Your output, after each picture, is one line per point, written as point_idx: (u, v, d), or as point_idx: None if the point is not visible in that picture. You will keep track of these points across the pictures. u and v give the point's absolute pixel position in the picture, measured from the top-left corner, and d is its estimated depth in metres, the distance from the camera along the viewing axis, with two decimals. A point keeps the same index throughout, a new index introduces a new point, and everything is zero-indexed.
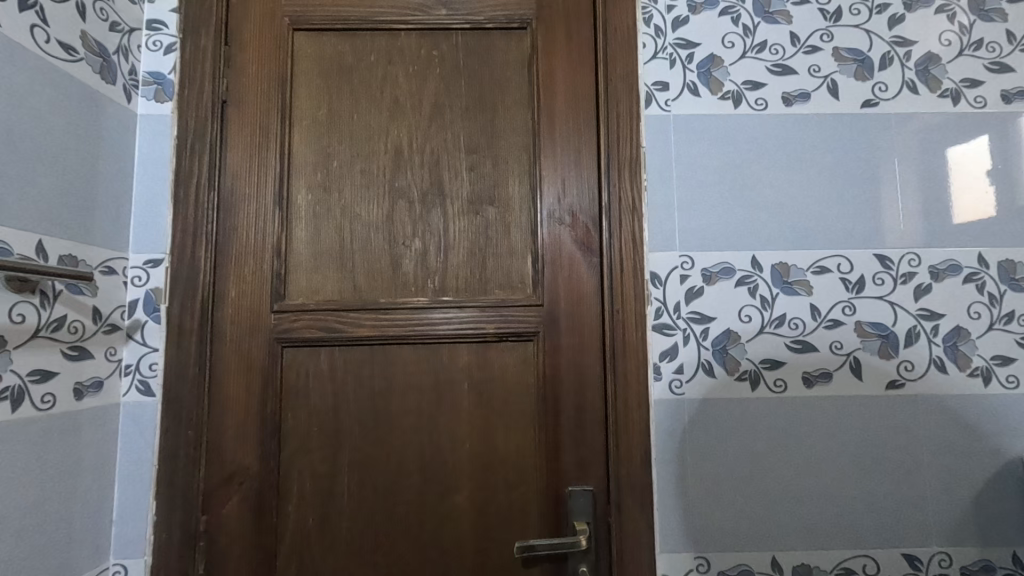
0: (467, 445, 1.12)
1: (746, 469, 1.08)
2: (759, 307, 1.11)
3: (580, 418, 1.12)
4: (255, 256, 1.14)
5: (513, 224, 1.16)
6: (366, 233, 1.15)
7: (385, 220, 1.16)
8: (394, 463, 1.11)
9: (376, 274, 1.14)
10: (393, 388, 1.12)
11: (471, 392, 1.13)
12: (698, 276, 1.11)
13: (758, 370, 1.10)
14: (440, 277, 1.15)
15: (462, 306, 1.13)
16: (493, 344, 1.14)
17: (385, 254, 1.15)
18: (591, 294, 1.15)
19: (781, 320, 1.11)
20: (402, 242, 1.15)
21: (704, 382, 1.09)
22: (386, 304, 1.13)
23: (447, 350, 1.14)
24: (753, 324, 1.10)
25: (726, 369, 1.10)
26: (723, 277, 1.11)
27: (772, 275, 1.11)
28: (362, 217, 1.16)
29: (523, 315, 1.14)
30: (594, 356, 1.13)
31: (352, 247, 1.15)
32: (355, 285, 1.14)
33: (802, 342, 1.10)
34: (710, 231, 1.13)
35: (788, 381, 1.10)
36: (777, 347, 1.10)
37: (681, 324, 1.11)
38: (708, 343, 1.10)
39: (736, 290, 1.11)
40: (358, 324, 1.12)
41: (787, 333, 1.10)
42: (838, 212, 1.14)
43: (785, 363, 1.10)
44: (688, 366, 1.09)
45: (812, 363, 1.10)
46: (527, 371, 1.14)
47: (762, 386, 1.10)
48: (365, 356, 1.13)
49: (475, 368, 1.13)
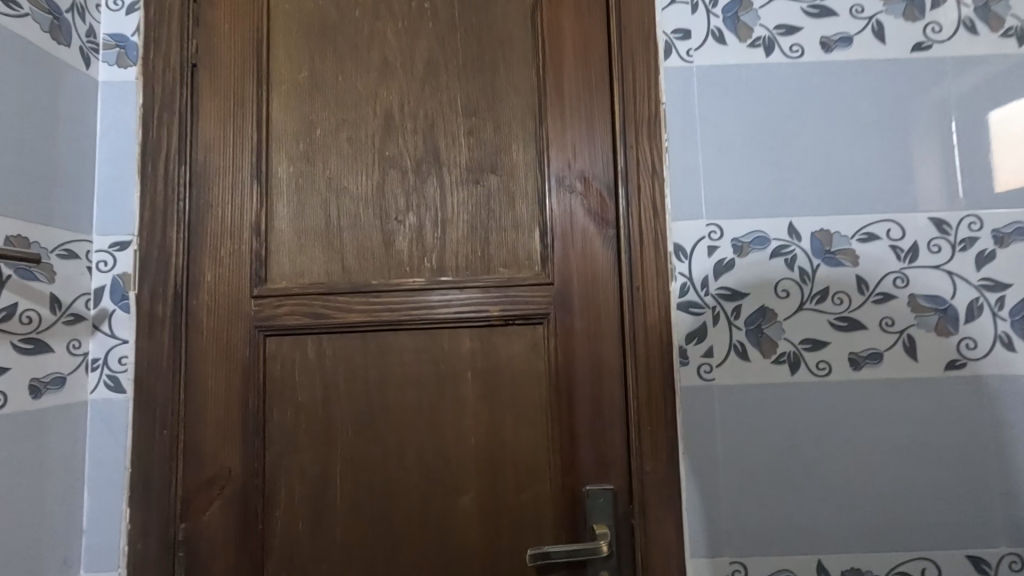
0: (472, 442, 1.00)
1: (787, 464, 0.96)
2: (798, 281, 0.98)
3: (597, 409, 1.00)
4: (231, 236, 1.02)
5: (517, 193, 1.04)
6: (355, 208, 1.03)
7: (375, 193, 1.04)
8: (392, 464, 1.00)
9: (367, 253, 1.03)
10: (388, 380, 1.01)
11: (475, 382, 1.01)
12: (728, 247, 0.99)
13: (799, 351, 0.97)
14: (438, 255, 1.03)
15: (463, 286, 1.02)
16: (499, 328, 1.02)
17: (376, 230, 1.03)
18: (607, 270, 1.03)
19: (823, 294, 0.98)
20: (394, 217, 1.03)
21: (737, 367, 0.97)
22: (378, 286, 1.01)
23: (447, 336, 1.02)
24: (792, 300, 0.98)
25: (762, 351, 0.97)
26: (756, 248, 0.99)
27: (813, 244, 0.98)
28: (350, 190, 1.04)
29: (531, 295, 1.02)
30: (611, 339, 1.01)
31: (339, 224, 1.03)
32: (343, 265, 1.02)
33: (848, 319, 0.97)
34: (741, 196, 1.00)
35: (833, 364, 0.97)
36: (818, 326, 0.97)
37: (710, 302, 0.98)
38: (740, 322, 0.98)
39: (772, 262, 0.98)
40: (348, 309, 1.01)
41: (830, 309, 0.98)
42: (886, 170, 1.00)
43: (829, 343, 0.97)
44: (718, 348, 0.97)
45: (859, 343, 0.97)
46: (538, 358, 1.01)
47: (804, 369, 0.97)
48: (356, 344, 1.01)
49: (479, 356, 1.01)
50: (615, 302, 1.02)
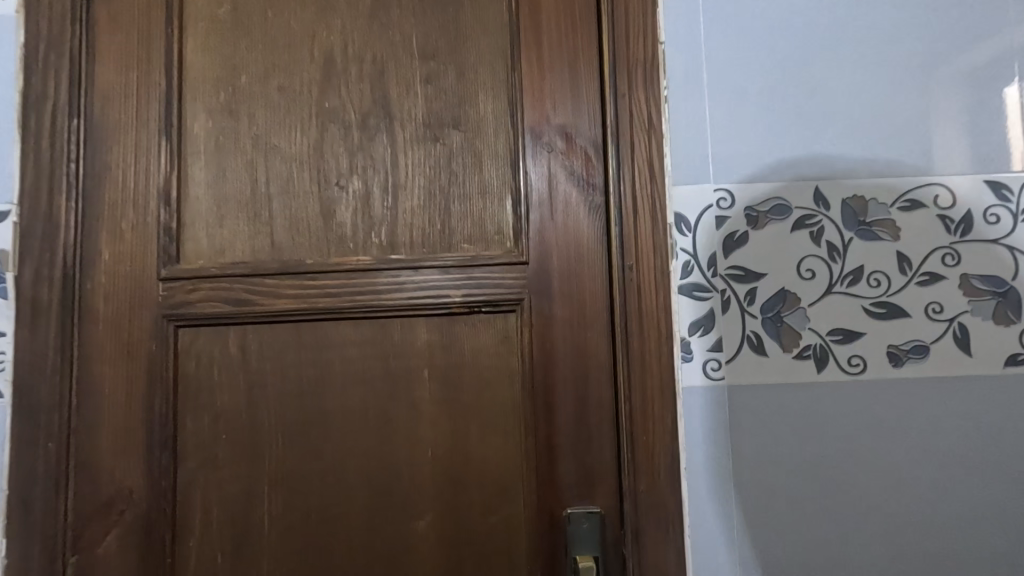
0: (429, 455, 0.82)
1: (813, 481, 0.78)
2: (825, 258, 0.80)
3: (581, 415, 0.82)
4: (136, 205, 0.84)
5: (485, 153, 0.86)
6: (288, 172, 0.85)
7: (313, 154, 0.86)
8: (331, 482, 0.82)
9: (303, 226, 0.85)
10: (327, 380, 0.83)
11: (433, 383, 0.83)
12: (740, 218, 0.81)
13: (826, 344, 0.80)
14: (389, 228, 0.85)
15: (418, 266, 0.83)
16: (463, 317, 0.84)
17: (314, 198, 0.85)
18: (594, 246, 0.85)
19: (856, 275, 0.80)
20: (336, 183, 0.85)
21: (752, 363, 0.79)
22: (315, 266, 0.83)
23: (399, 327, 0.84)
24: (818, 281, 0.80)
25: (781, 344, 0.80)
26: (775, 218, 0.81)
27: (844, 213, 0.81)
28: (282, 149, 0.85)
29: (501, 277, 0.84)
30: (598, 330, 0.83)
31: (269, 190, 0.85)
32: (273, 241, 0.84)
33: (886, 305, 0.80)
34: (756, 155, 0.82)
35: (868, 359, 0.79)
36: (851, 313, 0.80)
37: (719, 284, 0.80)
38: (755, 309, 0.80)
39: (795, 236, 0.81)
40: (278, 295, 0.83)
41: (865, 293, 0.80)
42: (933, 124, 0.82)
43: (864, 333, 0.80)
44: (728, 341, 0.80)
45: (900, 334, 0.80)
46: (509, 353, 0.83)
47: (832, 365, 0.79)
48: (289, 337, 0.83)
49: (438, 351, 0.83)
50: (603, 285, 0.84)
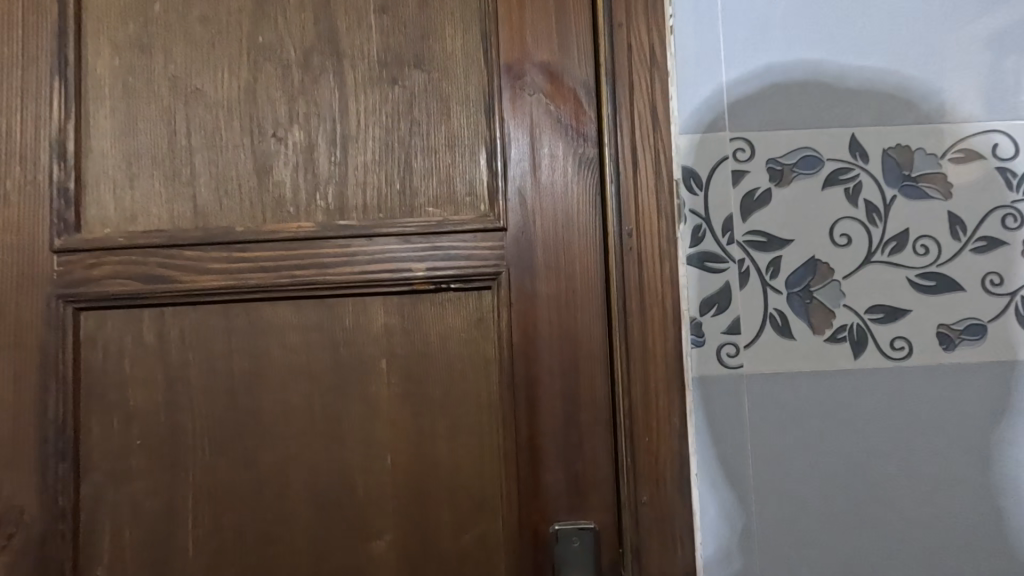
0: (388, 462, 0.68)
1: (849, 489, 0.65)
2: (863, 221, 0.67)
3: (571, 412, 0.68)
4: (28, 161, 0.68)
5: (454, 98, 0.71)
6: (214, 120, 0.70)
7: (245, 99, 0.70)
8: (270, 496, 0.68)
9: (233, 186, 0.70)
10: (261, 373, 0.68)
11: (392, 375, 0.69)
12: (762, 173, 0.67)
13: (864, 324, 0.66)
14: (337, 189, 0.70)
15: (373, 234, 0.69)
16: (428, 295, 0.69)
17: (246, 153, 0.70)
18: (585, 209, 0.70)
19: (900, 241, 0.67)
20: (272, 134, 0.70)
21: (776, 347, 0.66)
22: (247, 234, 0.68)
23: (351, 308, 0.69)
24: (855, 249, 0.67)
25: (811, 324, 0.66)
26: (803, 173, 0.67)
27: (885, 166, 0.67)
28: (205, 93, 0.70)
29: (474, 246, 0.69)
30: (591, 310, 0.69)
31: (191, 143, 0.70)
32: (196, 205, 0.69)
33: (935, 276, 0.67)
34: (781, 96, 0.68)
35: (915, 341, 0.66)
36: (894, 287, 0.66)
37: (736, 252, 0.67)
38: (780, 282, 0.66)
39: (826, 194, 0.67)
40: (201, 270, 0.68)
41: (911, 263, 0.67)
42: (992, 59, 0.68)
43: (909, 311, 0.66)
44: (747, 322, 0.66)
45: (952, 311, 0.66)
46: (484, 338, 0.69)
47: (872, 349, 0.66)
48: (215, 322, 0.69)
49: (398, 337, 0.69)
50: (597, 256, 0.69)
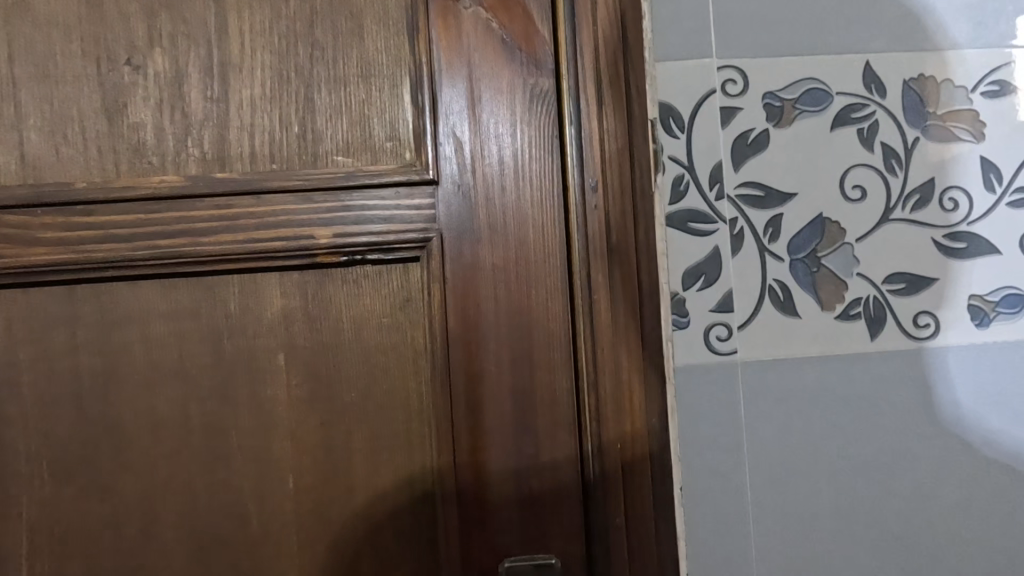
0: (291, 486, 0.53)
1: (854, 488, 0.56)
2: (880, 171, 0.56)
3: (525, 414, 0.54)
4: None
5: (366, 13, 0.55)
6: (45, 41, 0.53)
7: (86, 13, 0.53)
8: (134, 536, 0.52)
9: (72, 129, 0.52)
10: (116, 375, 0.52)
11: (294, 374, 0.53)
12: (759, 112, 0.55)
13: (881, 295, 0.56)
14: (215, 132, 0.53)
15: (264, 190, 0.53)
16: (339, 270, 0.54)
17: (88, 84, 0.53)
18: (540, 155, 0.55)
19: (923, 195, 0.56)
20: (124, 60, 0.53)
21: (779, 323, 0.55)
22: (91, 192, 0.52)
23: (237, 289, 0.53)
24: (867, 205, 0.56)
25: (818, 299, 0.56)
26: (807, 112, 0.56)
27: (913, 109, 0.56)
28: (29, 5, 0.52)
29: (396, 206, 0.54)
30: (548, 284, 0.54)
31: (14, 72, 0.52)
32: (22, 154, 0.52)
33: (965, 235, 0.57)
34: (781, 21, 0.56)
35: (942, 312, 0.56)
36: (915, 248, 0.56)
37: (728, 210, 0.55)
38: (780, 247, 0.55)
39: (834, 138, 0.56)
40: (31, 241, 0.51)
41: (935, 222, 0.56)
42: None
43: (934, 278, 0.56)
44: (741, 294, 0.55)
45: (981, 276, 0.57)
46: (411, 324, 0.54)
47: (892, 323, 0.56)
48: (53, 309, 0.52)
49: (300, 324, 0.53)
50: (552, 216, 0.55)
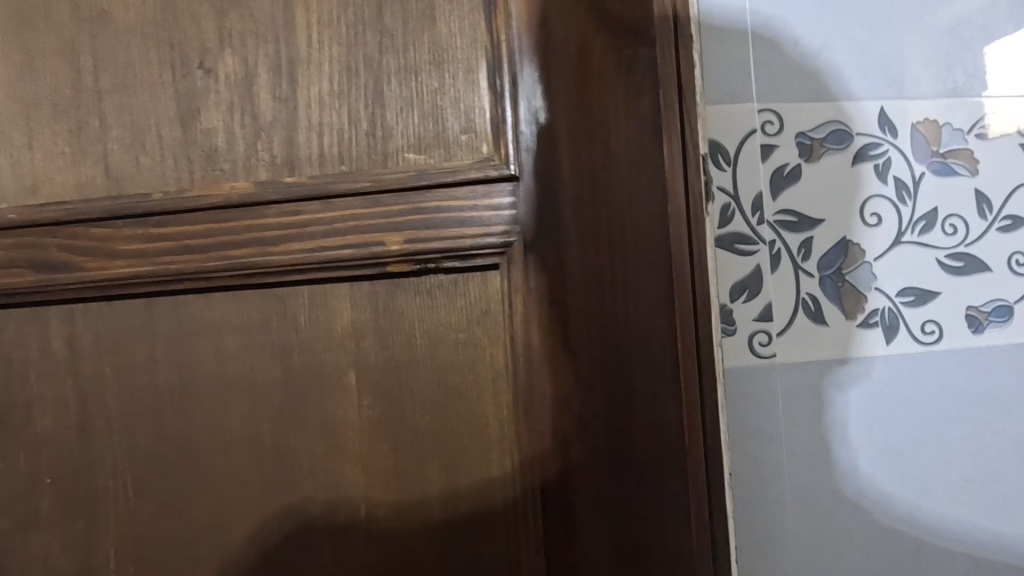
0: (360, 516, 0.48)
1: (889, 493, 0.55)
2: (894, 200, 0.56)
3: (622, 449, 0.45)
4: None
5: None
6: (126, 52, 0.52)
7: (163, 21, 0.52)
8: (209, 557, 0.50)
9: (150, 139, 0.52)
10: (192, 390, 0.50)
11: (363, 394, 0.48)
12: (791, 148, 0.56)
13: (893, 305, 0.55)
14: (283, 135, 0.50)
15: (331, 194, 0.48)
16: (411, 279, 0.48)
17: (164, 93, 0.52)
18: (640, 139, 0.46)
19: (929, 219, 0.56)
20: (197, 64, 0.51)
21: (806, 340, 0.55)
22: (168, 202, 0.50)
23: (305, 302, 0.49)
24: (886, 230, 0.56)
25: (841, 307, 0.55)
26: (836, 148, 0.56)
27: (913, 143, 0.56)
28: (112, 17, 0.52)
29: (473, 206, 0.47)
30: (650, 295, 0.45)
31: (98, 85, 0.52)
32: (107, 167, 0.52)
33: (963, 256, 0.56)
34: (797, 68, 0.56)
35: (945, 329, 0.55)
36: (927, 265, 0.56)
37: (768, 233, 0.55)
38: (811, 265, 0.55)
39: (856, 171, 0.56)
40: (113, 254, 0.51)
41: (940, 242, 0.56)
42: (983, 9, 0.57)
43: (938, 291, 0.56)
44: (779, 306, 0.55)
45: (986, 292, 0.56)
46: (489, 341, 0.47)
47: (904, 336, 0.55)
48: (135, 322, 0.51)
49: (369, 340, 0.48)
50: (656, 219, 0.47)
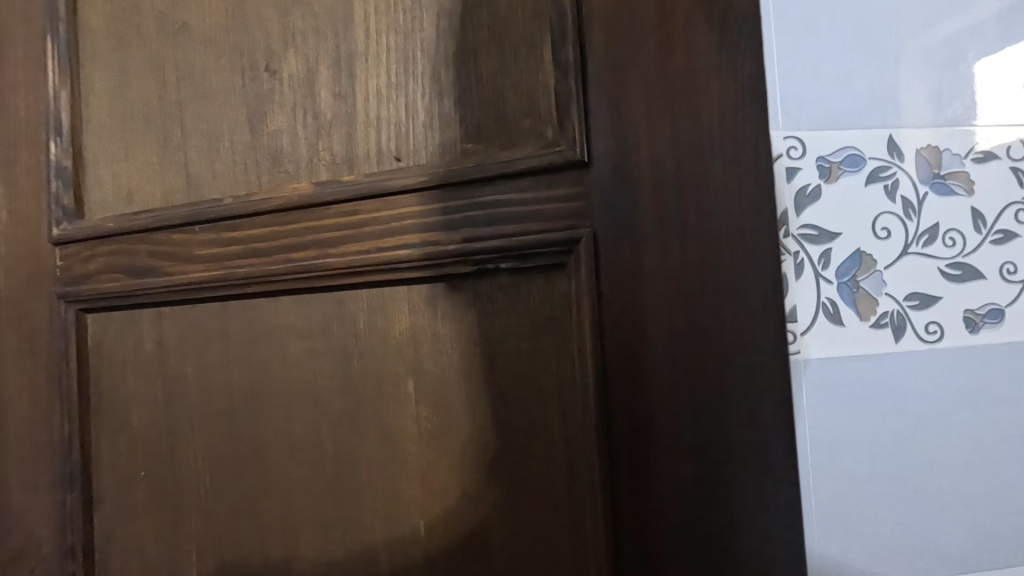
0: (418, 534, 0.45)
1: (899, 492, 0.47)
2: (902, 214, 0.49)
3: (714, 488, 0.37)
4: (31, 143, 0.59)
5: None
6: (204, 62, 0.54)
7: (236, 29, 0.52)
8: (276, 561, 0.49)
9: (224, 146, 0.52)
10: (262, 393, 0.50)
11: (422, 404, 0.45)
12: (811, 165, 0.48)
13: (902, 311, 0.48)
14: (342, 133, 0.48)
15: (388, 192, 0.45)
16: (470, 282, 0.44)
17: (236, 100, 0.52)
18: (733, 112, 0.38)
19: (932, 230, 0.49)
20: (264, 68, 0.51)
21: (829, 345, 0.48)
22: (237, 206, 0.50)
23: (364, 306, 0.47)
24: (897, 243, 0.48)
25: (857, 309, 0.48)
26: (851, 168, 0.49)
27: (915, 163, 0.49)
28: (193, 30, 0.54)
29: (536, 200, 0.42)
30: (750, 300, 0.37)
31: (181, 98, 0.54)
32: (188, 175, 0.54)
33: (962, 266, 0.49)
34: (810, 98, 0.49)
35: (949, 334, 0.49)
36: (925, 275, 0.49)
37: (788, 244, 0.48)
38: (826, 269, 0.48)
39: (871, 188, 0.49)
40: (192, 258, 0.52)
41: (945, 252, 0.49)
42: (987, 26, 0.50)
43: (939, 298, 0.49)
44: (798, 310, 0.48)
45: (967, 301, 0.49)
46: (555, 351, 0.42)
47: (910, 340, 0.48)
48: (212, 325, 0.52)
49: (427, 347, 0.45)
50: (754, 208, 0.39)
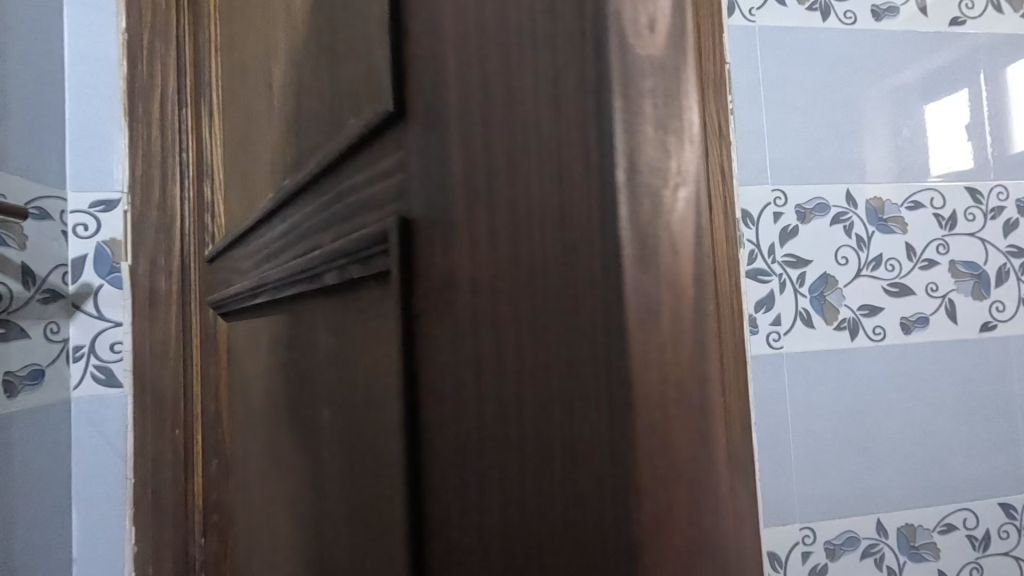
0: None
1: (775, 458, 0.57)
2: (854, 247, 0.60)
3: None
4: (201, 182, 0.71)
5: None
6: (248, 88, 0.55)
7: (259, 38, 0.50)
8: None
9: (252, 161, 0.53)
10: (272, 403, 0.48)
11: (326, 449, 0.34)
12: (792, 214, 0.59)
13: (856, 317, 0.60)
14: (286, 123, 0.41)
15: (296, 187, 0.37)
16: (342, 296, 0.31)
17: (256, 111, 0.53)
18: None
19: (877, 259, 0.61)
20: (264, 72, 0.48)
21: (804, 346, 0.58)
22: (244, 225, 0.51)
23: (300, 325, 0.39)
24: (848, 271, 0.60)
25: (823, 315, 0.59)
26: (819, 212, 0.60)
27: (865, 211, 0.61)
28: (246, 59, 0.56)
29: (353, 177, 0.28)
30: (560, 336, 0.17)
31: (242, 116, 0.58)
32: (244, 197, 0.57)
33: (899, 285, 0.61)
34: (783, 145, 0.59)
35: (889, 333, 0.60)
36: (868, 294, 0.60)
37: (779, 269, 0.58)
38: (807, 289, 0.59)
39: (827, 229, 0.60)
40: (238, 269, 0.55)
41: (887, 275, 0.60)
42: (913, 95, 0.63)
43: (881, 307, 0.60)
44: (791, 315, 0.58)
45: (906, 308, 0.61)
46: (386, 408, 0.25)
47: (863, 339, 0.60)
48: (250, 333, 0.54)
49: (330, 376, 0.33)
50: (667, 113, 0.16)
